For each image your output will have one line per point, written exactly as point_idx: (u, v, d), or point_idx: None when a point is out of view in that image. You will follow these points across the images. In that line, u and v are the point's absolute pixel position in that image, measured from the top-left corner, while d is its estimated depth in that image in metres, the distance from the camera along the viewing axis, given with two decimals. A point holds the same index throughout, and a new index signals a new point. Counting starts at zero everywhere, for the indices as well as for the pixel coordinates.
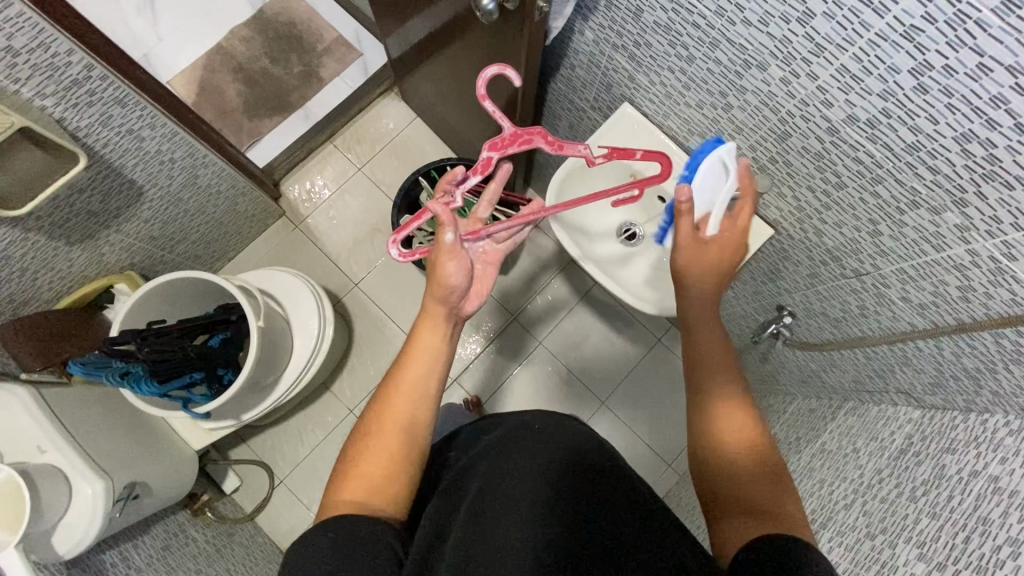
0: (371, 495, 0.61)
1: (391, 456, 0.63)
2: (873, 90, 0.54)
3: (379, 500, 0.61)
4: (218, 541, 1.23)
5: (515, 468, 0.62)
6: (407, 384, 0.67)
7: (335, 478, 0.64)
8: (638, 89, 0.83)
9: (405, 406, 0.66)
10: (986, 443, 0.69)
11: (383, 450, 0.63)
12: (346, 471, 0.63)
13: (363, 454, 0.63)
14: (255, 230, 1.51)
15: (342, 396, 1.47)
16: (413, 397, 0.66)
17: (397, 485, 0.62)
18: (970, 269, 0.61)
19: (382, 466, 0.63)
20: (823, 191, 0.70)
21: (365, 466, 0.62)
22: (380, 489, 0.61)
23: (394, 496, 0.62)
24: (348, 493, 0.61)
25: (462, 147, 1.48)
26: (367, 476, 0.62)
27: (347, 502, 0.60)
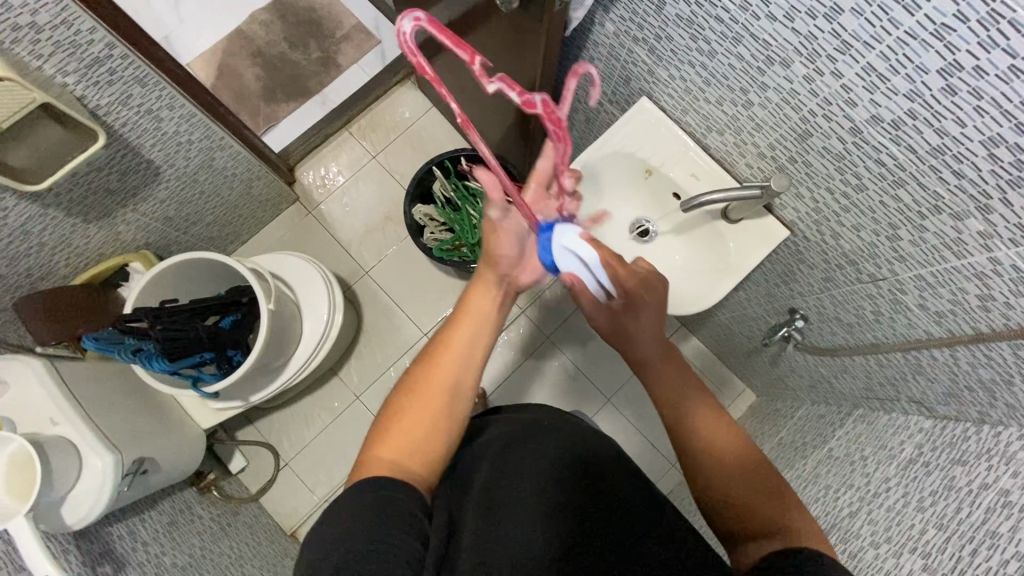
0: (407, 458, 0.60)
1: (434, 415, 0.63)
2: (900, 90, 0.53)
3: (416, 463, 0.60)
4: (223, 520, 1.25)
5: (525, 474, 0.66)
6: (455, 347, 0.69)
7: (372, 435, 0.63)
8: (657, 84, 0.82)
9: (451, 370, 0.67)
10: (999, 455, 0.70)
11: (427, 408, 0.64)
12: (387, 427, 0.63)
13: (407, 411, 0.64)
14: (269, 215, 1.52)
15: (349, 382, 1.48)
16: (459, 362, 0.68)
17: (434, 453, 0.62)
18: (990, 278, 0.60)
19: (425, 426, 0.63)
20: (842, 192, 0.68)
21: (408, 423, 0.62)
22: (421, 452, 0.61)
23: (430, 463, 0.61)
24: (384, 450, 0.60)
25: (477, 138, 1.48)
26: (404, 434, 0.62)
27: (383, 461, 0.59)
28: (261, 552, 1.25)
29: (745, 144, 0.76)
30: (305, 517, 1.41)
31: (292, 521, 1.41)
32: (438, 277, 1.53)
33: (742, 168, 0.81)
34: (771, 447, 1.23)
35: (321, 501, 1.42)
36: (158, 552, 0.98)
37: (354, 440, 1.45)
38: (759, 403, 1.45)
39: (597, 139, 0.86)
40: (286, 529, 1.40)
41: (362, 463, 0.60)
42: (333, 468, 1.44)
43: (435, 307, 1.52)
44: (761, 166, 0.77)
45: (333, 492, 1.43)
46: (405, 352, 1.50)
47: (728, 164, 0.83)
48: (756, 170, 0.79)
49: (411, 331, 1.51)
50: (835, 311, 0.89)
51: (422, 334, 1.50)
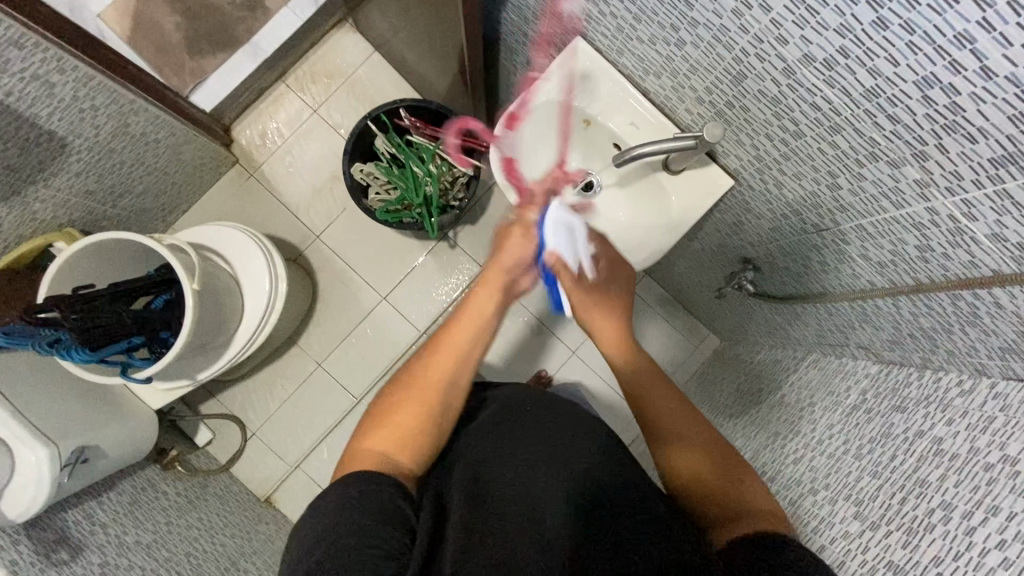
0: (395, 450, 0.64)
1: (427, 409, 0.67)
2: (830, 25, 0.46)
3: (404, 458, 0.64)
4: (191, 493, 1.26)
5: (507, 451, 0.68)
6: (453, 348, 0.70)
7: (367, 426, 0.67)
8: (590, 21, 0.74)
9: (445, 370, 0.69)
10: (938, 402, 0.72)
11: (421, 402, 0.67)
12: (383, 419, 0.66)
13: (405, 403, 0.67)
14: (206, 180, 1.43)
15: (309, 349, 1.46)
16: (455, 362, 0.70)
17: (424, 448, 0.65)
18: (929, 228, 0.56)
19: (418, 421, 0.66)
20: (782, 139, 0.63)
21: (401, 419, 0.66)
22: (409, 445, 0.64)
23: (417, 457, 0.64)
24: (374, 443, 0.64)
25: (422, 85, 1.38)
26: (396, 428, 0.65)
27: (372, 452, 0.63)
28: (233, 522, 1.27)
29: (683, 89, 0.70)
30: (278, 483, 1.44)
31: (265, 488, 1.44)
32: (393, 238, 1.47)
33: (682, 114, 0.75)
34: (730, 393, 1.24)
35: (295, 466, 1.44)
36: (121, 532, 0.99)
37: (320, 406, 1.45)
38: (721, 347, 1.46)
39: (525, 90, 0.80)
40: (258, 495, 1.43)
41: (353, 453, 0.64)
42: (301, 434, 1.45)
43: (392, 270, 1.47)
44: (701, 112, 0.71)
45: (303, 457, 1.45)
46: (364, 317, 1.46)
47: (669, 111, 0.77)
48: (696, 116, 0.72)
49: (368, 295, 1.47)
50: (784, 261, 0.86)
51: (380, 298, 1.47)
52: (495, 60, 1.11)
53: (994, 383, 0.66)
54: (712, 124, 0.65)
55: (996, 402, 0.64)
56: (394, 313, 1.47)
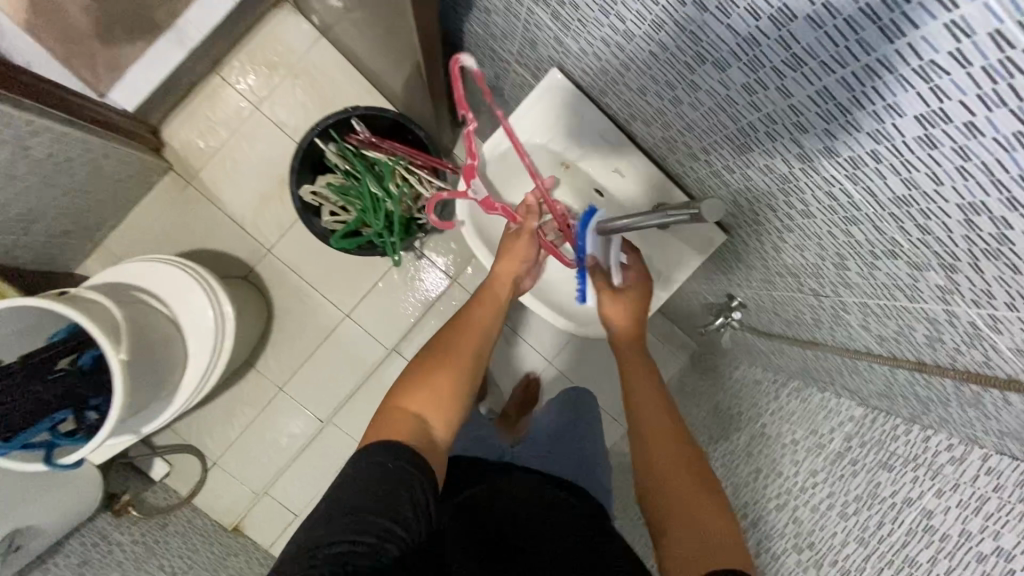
0: (431, 412, 0.66)
1: (462, 376, 0.70)
2: (863, 127, 0.38)
3: (438, 427, 0.66)
4: (149, 537, 1.19)
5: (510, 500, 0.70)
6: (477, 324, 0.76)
7: (400, 387, 0.69)
8: (568, 55, 0.64)
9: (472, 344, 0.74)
10: (926, 467, 0.69)
11: (456, 367, 0.70)
12: (419, 381, 0.68)
13: (442, 368, 0.70)
14: (136, 192, 1.28)
15: (268, 372, 1.37)
16: (478, 335, 0.75)
17: (455, 416, 0.68)
18: (944, 324, 0.51)
19: (452, 387, 0.69)
20: (787, 213, 0.56)
21: (437, 383, 0.68)
22: (442, 410, 0.67)
23: (448, 426, 0.67)
24: (410, 404, 0.66)
25: (378, 82, 1.23)
26: (432, 391, 0.68)
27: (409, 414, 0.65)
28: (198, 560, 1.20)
29: (676, 142, 0.62)
30: (245, 511, 1.38)
31: (231, 516, 1.38)
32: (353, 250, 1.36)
33: (674, 164, 0.68)
34: (709, 410, 1.23)
35: (261, 493, 1.38)
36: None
37: (285, 430, 1.38)
38: (699, 353, 1.44)
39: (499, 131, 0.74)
40: (225, 524, 1.37)
41: (387, 412, 0.65)
42: (266, 460, 1.38)
43: (355, 285, 1.37)
44: (695, 166, 0.63)
45: (269, 483, 1.39)
46: (327, 336, 1.38)
47: (659, 157, 0.70)
48: (689, 169, 0.65)
49: (330, 312, 1.37)
50: (774, 307, 0.82)
51: (343, 315, 1.38)
52: (459, 66, 0.98)
53: (986, 455, 0.63)
54: (710, 198, 0.54)
55: (988, 479, 0.61)
56: (359, 330, 1.38)
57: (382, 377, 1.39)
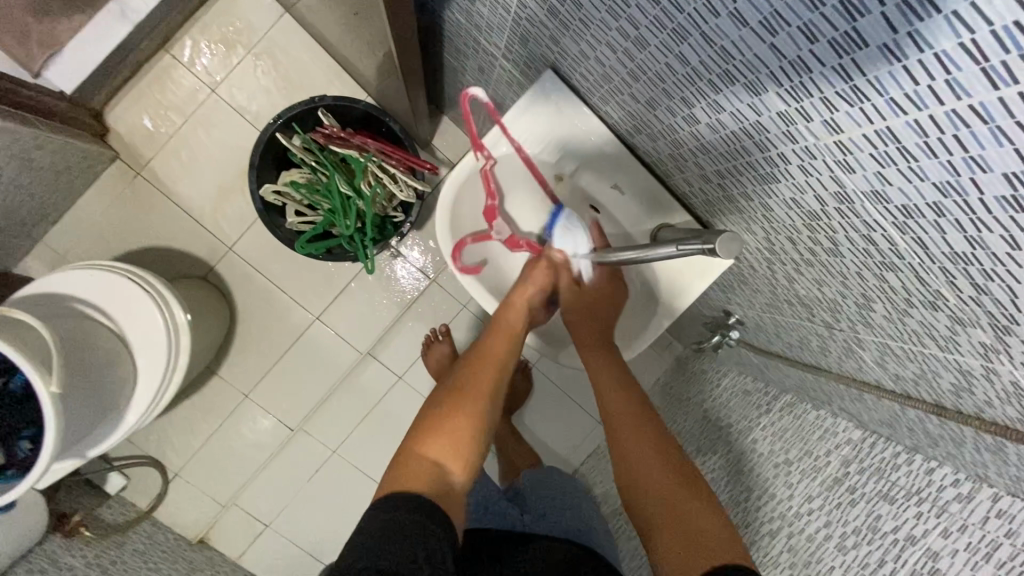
0: (450, 459, 0.61)
1: (481, 417, 0.65)
2: (929, 177, 0.32)
3: (458, 473, 0.60)
4: (106, 557, 1.10)
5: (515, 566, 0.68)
6: (492, 362, 0.70)
7: (417, 430, 0.63)
8: (564, 57, 0.57)
9: (489, 384, 0.68)
10: (930, 503, 0.66)
11: (475, 407, 0.65)
12: (435, 426, 0.63)
13: (460, 409, 0.64)
14: (78, 183, 1.15)
15: (233, 379, 1.28)
16: (495, 375, 0.69)
17: (474, 459, 0.63)
18: (976, 378, 0.46)
19: (475, 429, 0.64)
20: (809, 248, 0.50)
21: (457, 427, 0.63)
22: (461, 455, 0.61)
23: (470, 471, 0.61)
24: (426, 449, 0.61)
25: (348, 66, 1.12)
26: (449, 434, 0.62)
27: (426, 461, 0.59)
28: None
29: (684, 161, 0.55)
30: (211, 523, 1.31)
31: (196, 529, 1.31)
32: None
33: (679, 181, 0.62)
34: (696, 417, 1.20)
35: (228, 504, 1.31)
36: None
37: (252, 438, 1.30)
38: (686, 355, 1.41)
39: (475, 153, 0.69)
40: (189, 537, 1.30)
41: (404, 460, 0.60)
42: (233, 470, 1.31)
43: (325, 285, 1.28)
44: (705, 188, 0.57)
45: (237, 494, 1.31)
46: (296, 339, 1.29)
47: (662, 172, 0.64)
48: (697, 189, 0.59)
49: (299, 314, 1.28)
50: (775, 329, 0.77)
51: (314, 317, 1.29)
52: (438, 54, 0.88)
53: (996, 496, 0.59)
54: (726, 232, 0.48)
55: (999, 523, 0.58)
56: (331, 333, 1.30)
57: (357, 383, 1.32)
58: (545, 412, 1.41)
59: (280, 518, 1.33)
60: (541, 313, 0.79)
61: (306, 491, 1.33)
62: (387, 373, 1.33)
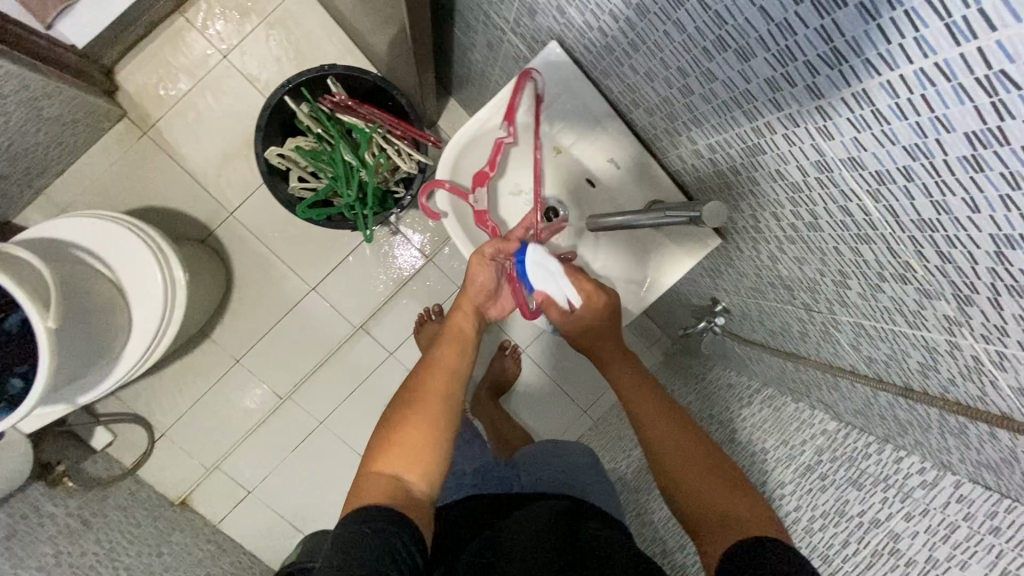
0: (407, 470, 0.61)
1: (432, 418, 0.65)
2: (899, 140, 0.34)
3: (417, 482, 0.61)
4: (88, 510, 1.11)
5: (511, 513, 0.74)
6: (442, 365, 0.71)
7: (371, 452, 0.63)
8: (569, 28, 0.60)
9: (442, 385, 0.68)
10: (896, 488, 0.68)
11: (425, 415, 0.65)
12: (389, 441, 0.63)
13: (412, 420, 0.64)
14: (84, 138, 1.16)
15: (225, 343, 1.29)
16: (447, 376, 0.69)
17: (433, 462, 0.62)
18: (942, 354, 0.48)
19: (431, 430, 0.64)
20: (791, 224, 0.53)
21: (408, 439, 0.62)
22: (417, 462, 0.61)
23: (431, 477, 0.62)
24: (382, 466, 0.61)
25: (359, 40, 1.14)
26: (404, 447, 0.62)
27: (385, 476, 0.60)
28: (136, 538, 1.13)
29: (679, 134, 0.58)
30: (193, 486, 1.32)
31: (178, 490, 1.31)
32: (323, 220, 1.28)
33: (672, 159, 0.64)
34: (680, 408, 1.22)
35: (212, 468, 1.32)
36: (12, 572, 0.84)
37: (240, 404, 1.31)
38: (674, 351, 1.43)
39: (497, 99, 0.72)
40: (171, 498, 1.31)
41: (365, 478, 0.60)
42: (218, 434, 1.32)
43: (323, 257, 1.30)
44: (697, 164, 0.60)
45: (221, 459, 1.32)
46: (291, 308, 1.30)
47: (657, 149, 0.67)
48: (689, 166, 0.62)
49: (296, 284, 1.30)
50: (759, 315, 0.79)
51: (310, 287, 1.30)
52: (449, 31, 0.90)
53: (959, 482, 0.62)
54: (712, 201, 0.50)
55: (960, 507, 0.60)
56: (326, 305, 1.31)
57: (348, 356, 1.33)
58: (533, 397, 1.43)
59: (263, 485, 1.34)
60: (497, 305, 0.81)
61: (290, 460, 1.34)
62: (377, 348, 1.34)
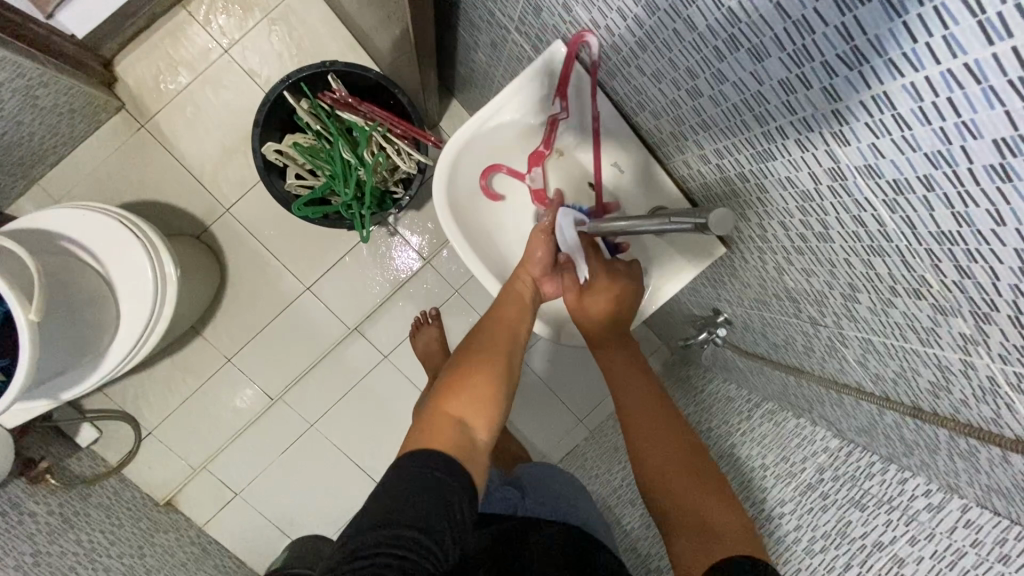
0: (473, 417, 0.60)
1: (498, 372, 0.65)
2: (920, 147, 0.32)
3: (480, 430, 0.60)
4: (69, 507, 1.08)
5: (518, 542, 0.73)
6: (505, 324, 0.71)
7: (437, 393, 0.62)
8: (576, 27, 0.58)
9: (506, 342, 0.69)
10: (900, 510, 0.65)
11: (491, 368, 0.65)
12: (456, 385, 0.62)
13: (478, 370, 0.64)
14: (81, 129, 1.15)
15: (217, 341, 1.27)
16: (510, 336, 0.70)
17: (499, 417, 0.62)
18: (955, 374, 0.46)
19: (499, 386, 0.63)
20: (800, 234, 0.51)
21: (475, 386, 0.62)
22: (485, 413, 0.60)
23: (494, 428, 0.61)
24: (448, 407, 0.60)
25: (362, 38, 1.12)
26: (470, 393, 0.61)
27: (450, 417, 0.58)
28: (117, 538, 1.10)
29: (686, 139, 0.57)
30: (180, 486, 1.29)
31: (164, 490, 1.29)
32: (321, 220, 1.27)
33: (678, 164, 0.63)
34: None
35: (198, 468, 1.29)
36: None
37: (229, 404, 1.29)
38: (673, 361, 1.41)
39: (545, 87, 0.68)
40: (156, 498, 1.28)
41: (427, 417, 0.59)
42: (206, 434, 1.29)
43: (319, 256, 1.28)
44: (704, 171, 0.58)
45: (209, 459, 1.29)
46: (285, 308, 1.28)
47: (663, 154, 0.65)
48: (695, 172, 0.60)
49: (290, 283, 1.28)
50: (762, 327, 0.77)
51: (305, 287, 1.28)
52: (453, 31, 0.89)
53: (966, 506, 0.59)
54: (719, 207, 0.47)
55: (966, 532, 0.58)
56: (320, 305, 1.29)
57: (341, 358, 1.31)
58: (529, 405, 1.40)
59: (250, 488, 1.31)
60: (552, 284, 0.79)
61: (278, 464, 1.32)
62: (372, 350, 1.32)
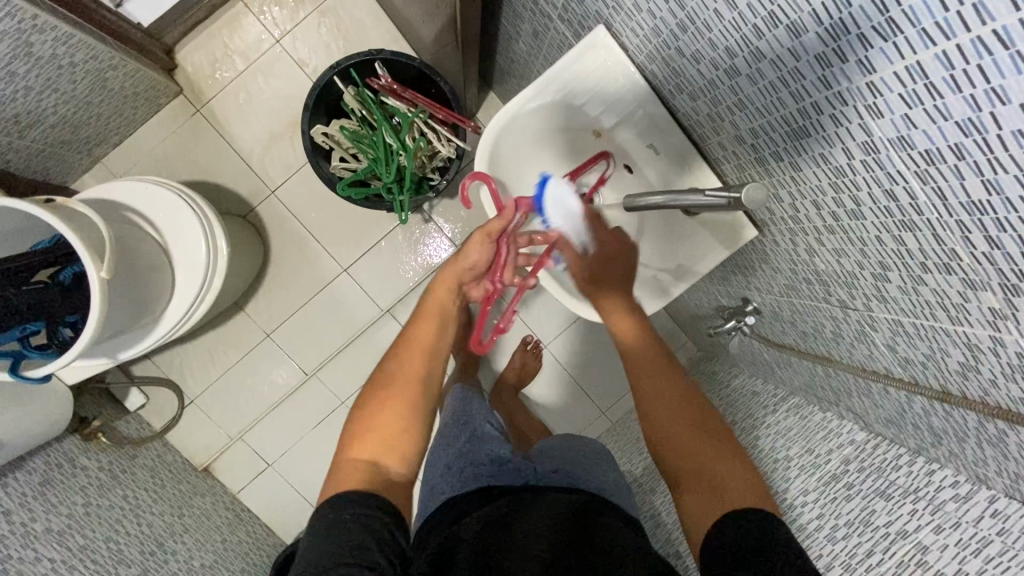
0: (385, 453, 0.66)
1: (406, 402, 0.71)
2: (953, 115, 0.34)
3: (394, 463, 0.66)
4: (117, 466, 1.14)
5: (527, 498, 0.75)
6: (417, 345, 0.77)
7: (350, 433, 0.69)
8: (619, 11, 0.62)
9: (419, 365, 0.75)
10: (926, 500, 0.64)
11: (399, 398, 0.71)
12: (364, 426, 0.69)
13: (387, 405, 0.70)
14: (143, 111, 1.23)
15: (257, 317, 1.33)
16: (422, 359, 0.76)
17: (410, 442, 0.69)
18: (984, 353, 0.47)
19: (407, 414, 0.70)
20: (832, 213, 0.52)
21: (387, 419, 0.69)
22: (395, 448, 0.67)
23: (405, 459, 0.67)
24: (359, 450, 0.66)
25: (407, 30, 1.17)
26: (380, 429, 0.68)
27: (363, 461, 0.65)
28: (159, 497, 1.16)
29: (721, 120, 0.59)
30: (217, 454, 1.36)
31: (203, 456, 1.36)
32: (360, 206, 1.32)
33: (713, 146, 0.65)
34: None
35: (236, 438, 1.36)
36: (44, 514, 0.89)
37: (266, 377, 1.35)
38: (699, 359, 1.42)
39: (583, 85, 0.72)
40: (195, 463, 1.35)
41: (340, 465, 0.65)
42: (244, 406, 1.35)
43: (357, 240, 1.33)
44: (737, 150, 0.60)
45: (246, 430, 1.36)
46: (321, 288, 1.34)
47: (698, 136, 0.67)
48: (729, 153, 0.62)
49: (328, 265, 1.33)
50: (791, 315, 0.78)
51: (341, 269, 1.33)
52: (496, 21, 0.93)
53: (993, 497, 0.58)
54: (753, 183, 0.49)
55: (993, 522, 0.57)
56: (355, 286, 1.34)
57: (373, 339, 1.36)
58: (553, 395, 1.42)
59: (282, 460, 1.37)
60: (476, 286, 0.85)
61: (309, 438, 1.37)
62: None
